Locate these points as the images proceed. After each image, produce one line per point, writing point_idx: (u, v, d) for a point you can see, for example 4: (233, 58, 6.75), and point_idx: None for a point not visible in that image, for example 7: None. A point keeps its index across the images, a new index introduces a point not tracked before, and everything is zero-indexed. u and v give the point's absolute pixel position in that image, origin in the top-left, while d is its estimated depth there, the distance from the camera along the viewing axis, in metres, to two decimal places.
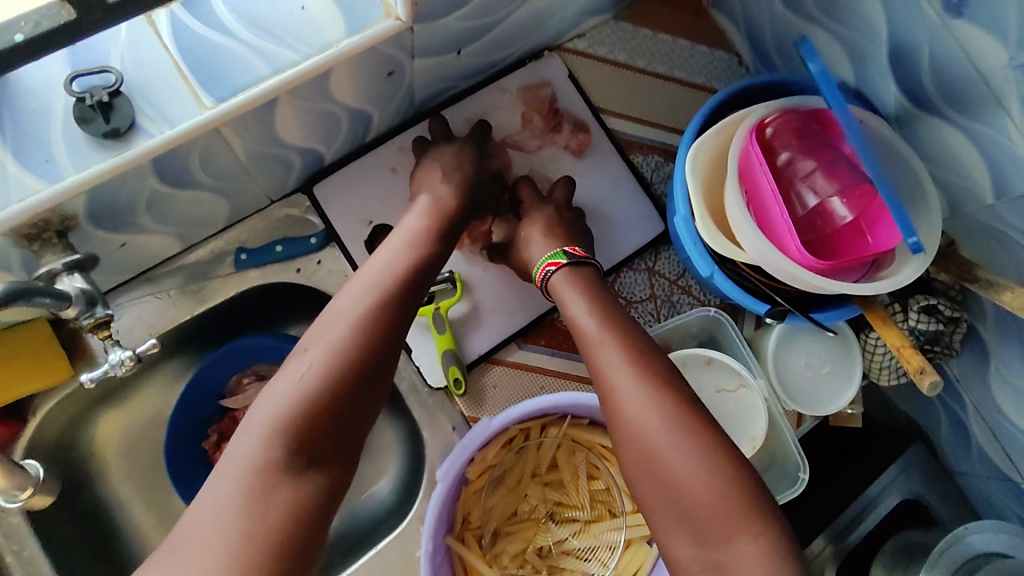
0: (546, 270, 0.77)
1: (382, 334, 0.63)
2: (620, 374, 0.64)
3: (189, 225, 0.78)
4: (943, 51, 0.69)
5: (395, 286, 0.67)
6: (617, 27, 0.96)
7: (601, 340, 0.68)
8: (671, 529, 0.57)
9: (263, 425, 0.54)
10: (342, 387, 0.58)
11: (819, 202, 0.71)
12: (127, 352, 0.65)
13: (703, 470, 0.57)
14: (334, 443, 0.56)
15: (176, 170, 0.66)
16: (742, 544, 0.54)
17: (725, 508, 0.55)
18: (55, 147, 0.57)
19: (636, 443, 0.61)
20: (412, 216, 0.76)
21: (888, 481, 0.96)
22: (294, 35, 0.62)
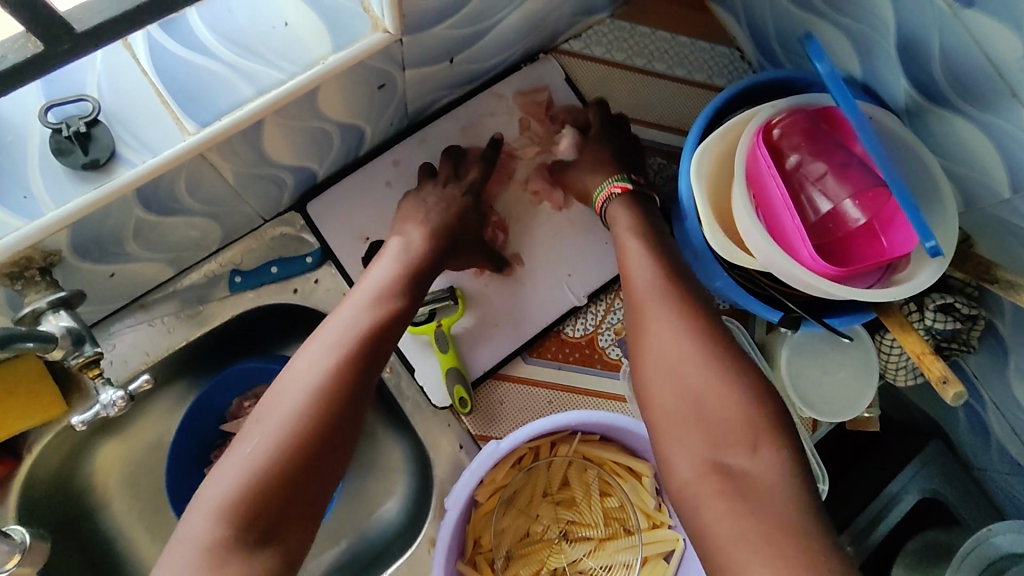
0: (612, 190, 0.80)
1: (343, 399, 0.61)
2: (659, 299, 0.67)
3: (180, 250, 0.76)
4: (954, 42, 0.66)
5: (359, 343, 0.65)
6: (615, 25, 0.93)
7: (648, 270, 0.71)
8: (688, 438, 0.59)
9: (211, 504, 0.54)
10: (299, 455, 0.57)
11: (832, 207, 0.68)
12: (119, 392, 0.63)
13: (725, 383, 0.60)
14: (289, 518, 0.55)
15: (162, 198, 0.63)
16: (766, 451, 0.56)
17: (746, 419, 0.58)
18: (32, 181, 0.55)
19: (659, 349, 0.64)
20: (383, 263, 0.74)
21: (908, 479, 0.92)
22: (278, 53, 0.59)
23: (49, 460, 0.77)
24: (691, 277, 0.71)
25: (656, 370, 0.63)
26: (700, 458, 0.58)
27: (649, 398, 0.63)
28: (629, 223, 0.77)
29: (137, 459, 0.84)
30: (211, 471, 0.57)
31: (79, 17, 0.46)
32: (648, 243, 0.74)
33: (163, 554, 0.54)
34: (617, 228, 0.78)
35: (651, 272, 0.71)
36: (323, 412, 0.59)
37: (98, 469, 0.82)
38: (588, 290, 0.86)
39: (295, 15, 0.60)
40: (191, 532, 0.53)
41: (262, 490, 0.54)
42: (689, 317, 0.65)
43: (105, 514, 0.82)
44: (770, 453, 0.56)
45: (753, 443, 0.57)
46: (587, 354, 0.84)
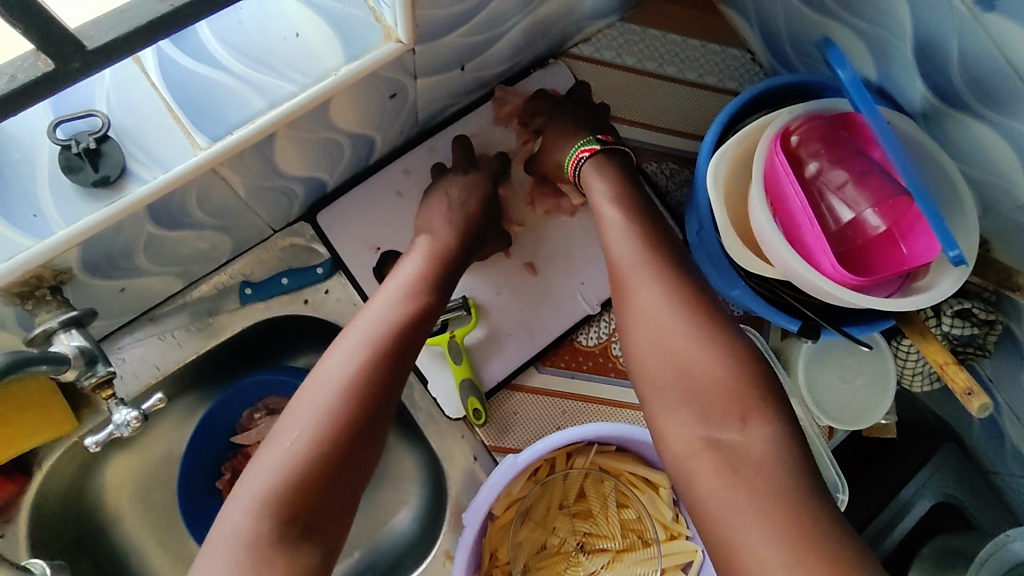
0: (580, 156, 0.78)
1: (375, 394, 0.61)
2: (640, 269, 0.67)
3: (190, 263, 0.75)
4: (973, 45, 0.65)
5: (391, 338, 0.65)
6: (624, 29, 0.91)
7: (636, 246, 0.69)
8: (677, 410, 0.59)
9: (250, 500, 0.54)
10: (334, 450, 0.57)
11: (854, 216, 0.67)
12: (132, 412, 0.62)
13: (711, 351, 0.60)
14: (327, 512, 0.56)
15: (173, 213, 0.62)
16: (756, 424, 0.56)
17: (734, 388, 0.58)
18: (42, 201, 0.54)
19: (646, 321, 0.64)
20: (411, 260, 0.74)
21: (922, 482, 0.93)
22: (289, 64, 0.58)
23: (60, 477, 0.76)
24: (681, 248, 0.71)
25: (649, 351, 0.63)
26: (692, 436, 0.58)
27: (638, 370, 0.63)
28: (607, 187, 0.76)
29: (149, 472, 0.84)
30: (245, 469, 0.57)
31: (89, 34, 0.45)
32: (632, 214, 0.73)
33: (201, 552, 0.54)
34: (591, 193, 0.77)
35: (636, 248, 0.69)
36: (356, 407, 0.60)
37: (109, 483, 0.81)
38: (601, 298, 0.85)
39: (306, 25, 0.59)
40: (228, 529, 0.53)
41: (302, 485, 0.55)
42: (676, 294, 0.64)
43: (118, 528, 0.82)
44: (760, 425, 0.56)
45: (742, 417, 0.57)
46: (601, 363, 0.84)
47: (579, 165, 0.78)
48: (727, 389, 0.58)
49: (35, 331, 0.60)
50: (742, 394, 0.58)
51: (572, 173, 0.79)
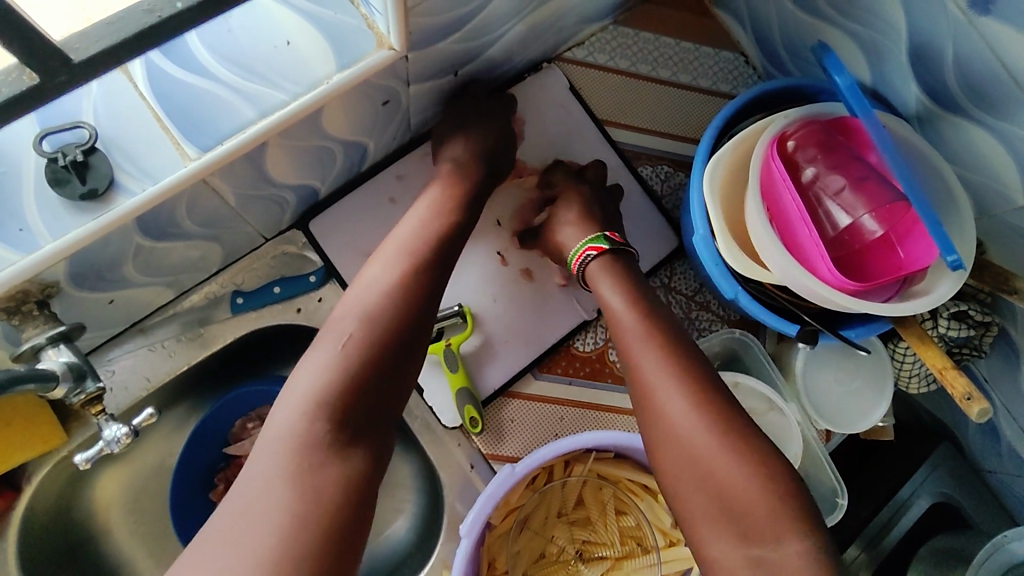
0: (586, 255, 0.76)
1: (413, 303, 0.63)
2: (668, 373, 0.64)
3: (181, 273, 0.73)
4: (968, 49, 0.65)
5: (423, 257, 0.67)
6: (617, 32, 0.91)
7: (678, 357, 0.66)
8: (717, 529, 0.57)
9: (297, 405, 0.55)
10: (379, 350, 0.59)
11: (851, 221, 0.67)
12: (122, 429, 0.61)
13: (746, 468, 0.58)
14: (373, 411, 0.57)
15: (162, 223, 0.61)
16: (790, 544, 0.55)
17: (770, 507, 0.56)
18: (28, 214, 0.53)
19: (676, 434, 0.61)
20: (435, 182, 0.75)
21: (919, 482, 0.93)
22: (281, 73, 0.58)
23: (48, 492, 0.74)
24: (693, 346, 0.68)
25: (682, 467, 0.61)
26: (735, 554, 0.56)
27: (673, 487, 0.61)
28: (621, 304, 0.72)
29: (138, 484, 0.82)
30: (286, 384, 0.57)
31: (77, 46, 0.44)
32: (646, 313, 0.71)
33: (251, 451, 0.54)
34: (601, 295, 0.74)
35: (659, 349, 0.67)
36: (395, 315, 0.62)
37: (97, 497, 0.79)
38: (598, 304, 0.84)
39: (297, 33, 0.59)
40: (274, 437, 0.53)
41: (347, 389, 0.56)
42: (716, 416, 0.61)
43: (109, 541, 0.80)
44: (793, 542, 0.55)
45: (776, 535, 0.55)
46: (598, 368, 0.83)
47: (584, 264, 0.76)
48: (760, 503, 0.57)
49: (22, 349, 0.58)
50: (775, 508, 0.56)
51: (576, 268, 0.78)
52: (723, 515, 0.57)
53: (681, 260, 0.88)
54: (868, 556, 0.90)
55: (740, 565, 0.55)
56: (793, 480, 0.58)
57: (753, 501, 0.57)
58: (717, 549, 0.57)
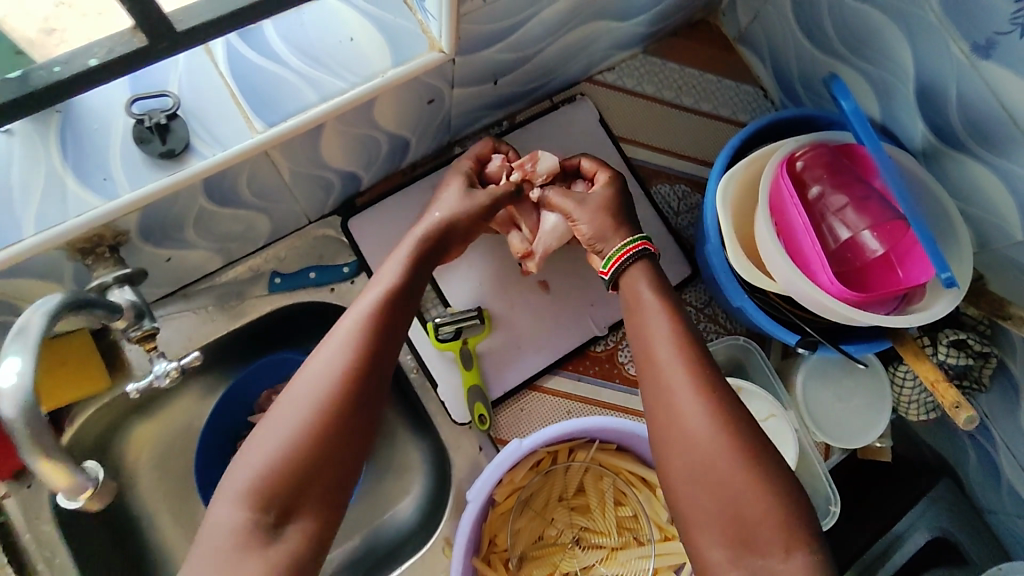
0: (642, 246, 0.73)
1: (372, 357, 0.62)
2: (679, 401, 0.62)
3: (231, 242, 0.79)
4: (970, 90, 0.70)
5: (390, 303, 0.66)
6: (646, 60, 0.98)
7: (696, 383, 0.63)
8: (712, 536, 0.57)
9: (270, 453, 0.55)
10: (329, 417, 0.57)
11: (851, 236, 0.71)
12: (171, 363, 0.64)
13: (758, 490, 0.57)
14: (313, 489, 0.56)
15: (225, 189, 0.67)
16: (792, 557, 0.54)
17: (774, 529, 0.55)
18: (113, 166, 0.60)
19: (690, 457, 0.60)
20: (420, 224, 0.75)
21: (916, 517, 0.93)
22: (343, 65, 0.65)
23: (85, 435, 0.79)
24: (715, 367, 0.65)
25: (694, 487, 0.59)
26: (735, 563, 0.55)
27: (685, 511, 0.59)
28: (639, 317, 0.69)
29: (168, 440, 0.87)
30: (253, 431, 0.57)
31: (181, 20, 0.53)
32: (658, 330, 0.67)
33: (194, 541, 0.54)
34: (634, 292, 0.72)
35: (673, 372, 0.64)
36: (352, 372, 0.60)
37: (129, 447, 0.84)
38: (609, 321, 0.87)
39: (360, 32, 0.66)
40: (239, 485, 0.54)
41: (322, 437, 0.56)
42: (720, 453, 0.59)
43: (133, 493, 0.84)
44: (800, 554, 0.54)
45: (784, 545, 0.54)
46: (607, 367, 0.87)
47: (636, 256, 0.73)
48: (770, 515, 0.56)
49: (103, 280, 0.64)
50: (780, 526, 0.55)
51: (613, 264, 0.74)
52: (732, 517, 0.56)
53: (694, 278, 0.92)
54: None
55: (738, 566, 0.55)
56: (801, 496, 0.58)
57: (761, 511, 0.56)
58: (718, 554, 0.56)
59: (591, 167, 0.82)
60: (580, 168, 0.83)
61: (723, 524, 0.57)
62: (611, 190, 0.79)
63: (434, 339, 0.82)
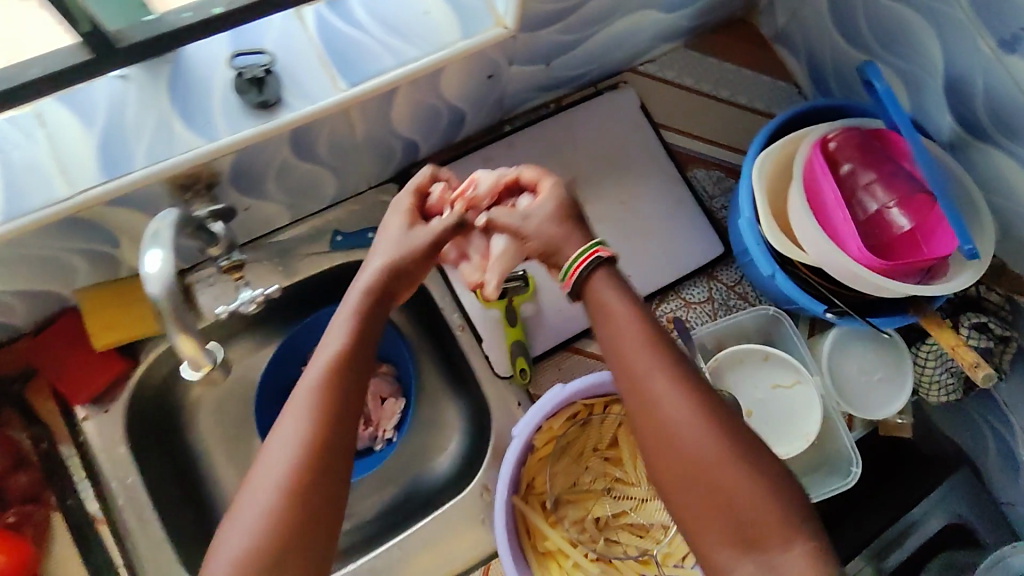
0: (596, 256, 0.68)
1: (342, 392, 0.60)
2: (662, 438, 0.59)
3: (300, 199, 0.86)
4: (997, 82, 0.75)
5: (356, 328, 0.65)
6: (686, 54, 1.04)
7: (676, 409, 0.59)
8: (719, 545, 0.56)
9: (257, 512, 0.54)
10: (313, 461, 0.56)
11: (879, 210, 0.77)
12: (258, 292, 0.68)
13: (756, 494, 0.56)
14: (310, 538, 0.54)
15: (306, 142, 0.74)
16: (799, 548, 0.54)
17: (778, 525, 0.54)
18: (213, 112, 0.66)
19: (685, 478, 0.58)
20: (386, 239, 0.73)
21: (931, 505, 0.95)
22: (418, 34, 0.72)
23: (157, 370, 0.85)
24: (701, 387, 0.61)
25: (692, 507, 0.57)
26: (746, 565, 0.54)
27: (691, 532, 0.57)
28: (608, 347, 0.65)
29: (228, 385, 0.93)
30: (235, 498, 0.56)
31: None
32: (629, 359, 0.63)
33: None
34: (600, 308, 0.66)
35: (653, 410, 0.60)
36: (324, 412, 0.59)
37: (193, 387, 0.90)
38: (644, 292, 0.93)
39: (434, 7, 0.73)
40: (230, 554, 0.52)
41: (306, 482, 0.55)
42: (711, 468, 0.57)
43: (193, 431, 0.90)
44: (803, 545, 0.54)
45: (787, 538, 0.54)
46: None
47: (590, 266, 0.68)
48: (768, 514, 0.55)
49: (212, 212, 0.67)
50: (782, 519, 0.55)
51: (570, 277, 0.69)
52: (734, 525, 0.55)
53: (726, 258, 0.96)
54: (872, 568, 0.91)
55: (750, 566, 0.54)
56: (793, 487, 0.57)
57: (763, 511, 0.55)
58: (726, 558, 0.55)
59: (533, 176, 0.77)
60: (522, 179, 0.78)
61: (726, 532, 0.56)
62: (558, 199, 0.73)
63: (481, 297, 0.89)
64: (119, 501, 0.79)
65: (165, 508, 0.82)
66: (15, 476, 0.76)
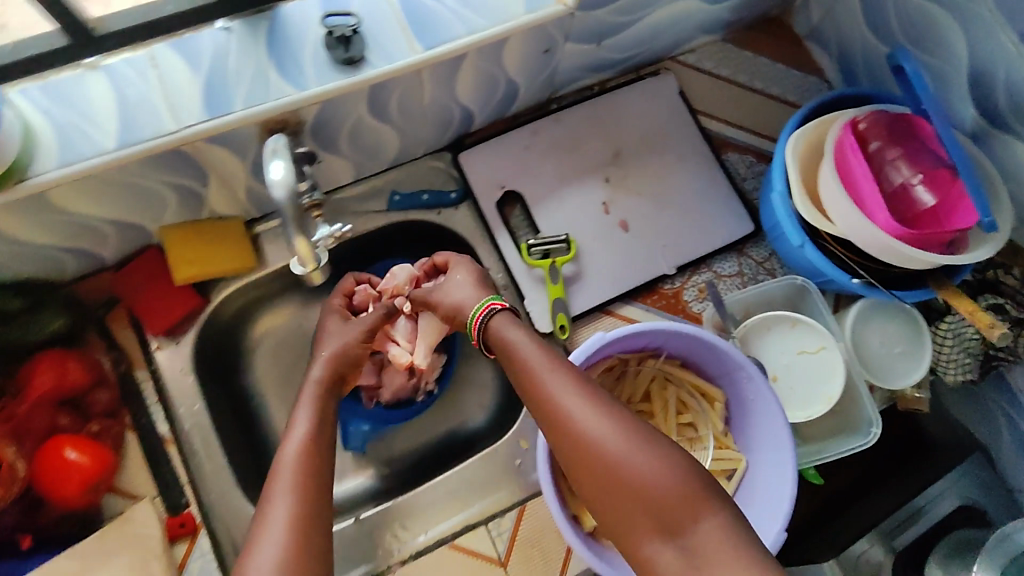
0: (490, 308, 0.82)
1: (323, 442, 0.76)
2: (573, 446, 0.67)
3: (364, 158, 0.93)
4: (1018, 74, 0.81)
5: (323, 394, 0.82)
6: (724, 47, 1.11)
7: (585, 423, 0.67)
8: (639, 530, 0.62)
9: (280, 532, 0.65)
10: (309, 492, 0.69)
11: (903, 184, 0.84)
12: (330, 230, 0.69)
13: (665, 478, 0.63)
14: (318, 547, 0.65)
15: (380, 100, 0.81)
16: (707, 520, 0.60)
17: (686, 502, 0.61)
18: (305, 64, 0.73)
19: (601, 477, 0.65)
20: (338, 321, 0.91)
21: (946, 485, 0.99)
22: (486, 5, 0.78)
23: (224, 310, 0.92)
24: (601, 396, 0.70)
25: (613, 504, 0.64)
26: (666, 547, 0.60)
27: (616, 525, 0.64)
28: (522, 381, 0.74)
29: (284, 332, 1.00)
30: (253, 530, 0.66)
31: None
32: (538, 387, 0.72)
33: None
34: (507, 345, 0.78)
35: (566, 422, 0.68)
36: (312, 456, 0.73)
37: (253, 330, 0.97)
38: (678, 262, 0.99)
39: None
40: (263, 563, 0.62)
41: (309, 507, 0.68)
42: (623, 465, 0.64)
43: (250, 371, 0.97)
44: (710, 516, 0.60)
45: (695, 513, 0.60)
46: (672, 303, 0.98)
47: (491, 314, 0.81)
48: (680, 493, 0.62)
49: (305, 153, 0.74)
50: (690, 495, 0.62)
51: (476, 328, 0.82)
52: (652, 512, 0.62)
53: (756, 235, 1.02)
54: (885, 543, 0.96)
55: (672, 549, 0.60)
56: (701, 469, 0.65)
57: (672, 494, 0.62)
58: (650, 546, 0.61)
59: (443, 258, 0.93)
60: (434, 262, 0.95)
61: (645, 521, 0.62)
62: (466, 270, 0.89)
63: (526, 257, 0.95)
64: (186, 425, 0.85)
65: (226, 436, 0.89)
66: (96, 392, 0.82)
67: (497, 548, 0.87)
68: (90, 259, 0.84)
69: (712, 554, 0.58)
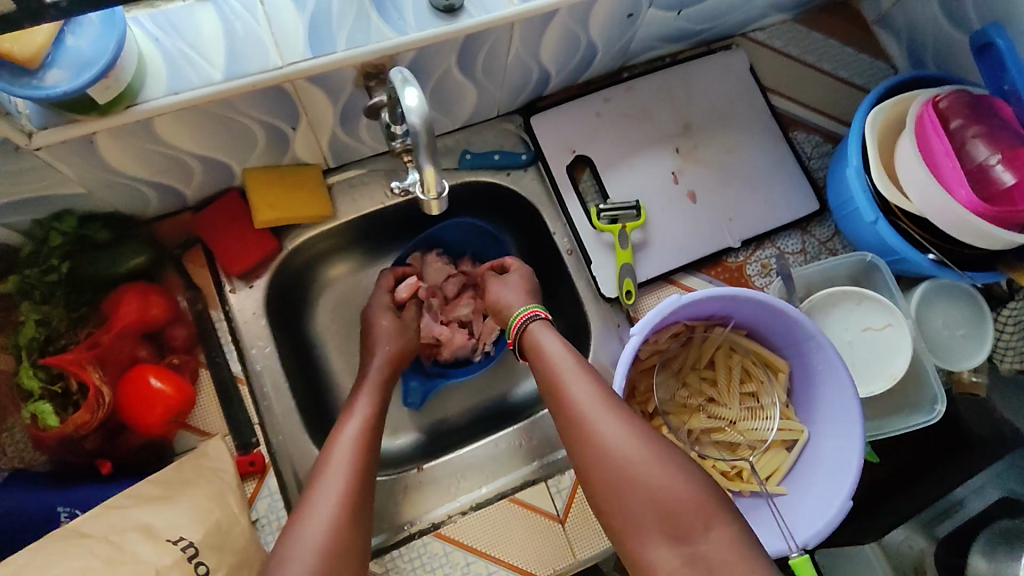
0: (530, 316, 0.88)
1: (371, 431, 0.80)
2: (595, 451, 0.70)
3: (441, 115, 0.94)
4: None
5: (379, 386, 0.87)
6: (794, 27, 1.11)
7: (611, 429, 0.71)
8: (651, 535, 0.65)
9: (332, 502, 0.69)
10: (355, 472, 0.73)
11: (982, 163, 0.84)
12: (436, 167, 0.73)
13: (683, 488, 0.66)
14: (350, 524, 0.69)
15: (468, 53, 0.81)
16: (717, 531, 0.64)
17: (701, 512, 0.65)
18: (406, 9, 0.73)
19: (619, 483, 0.68)
20: (388, 316, 0.94)
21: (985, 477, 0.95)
22: None
23: (295, 257, 0.94)
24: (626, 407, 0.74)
25: (628, 509, 0.67)
26: (676, 553, 0.64)
27: (627, 530, 0.67)
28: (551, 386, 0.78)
29: (350, 284, 1.01)
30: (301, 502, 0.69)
31: None
32: (566, 393, 0.76)
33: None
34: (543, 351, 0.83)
35: (589, 425, 0.72)
36: (363, 443, 0.77)
37: (319, 280, 0.99)
38: (743, 236, 0.99)
39: None
40: (310, 534, 0.66)
41: (354, 485, 0.72)
42: (644, 472, 0.67)
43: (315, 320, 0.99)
44: (722, 528, 0.64)
45: (706, 522, 0.64)
46: (735, 277, 1.00)
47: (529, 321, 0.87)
48: (696, 503, 0.65)
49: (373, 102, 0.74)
50: (704, 507, 0.65)
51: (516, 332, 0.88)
52: (664, 517, 0.65)
53: (821, 214, 1.02)
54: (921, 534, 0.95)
55: (682, 556, 0.63)
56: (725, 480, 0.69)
57: (688, 501, 0.65)
58: (659, 550, 0.65)
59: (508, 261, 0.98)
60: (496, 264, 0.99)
61: (656, 526, 0.65)
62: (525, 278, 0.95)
63: (595, 222, 0.96)
64: (257, 366, 0.87)
65: (294, 380, 0.90)
66: (174, 327, 0.84)
67: (555, 505, 0.88)
68: (174, 196, 0.85)
69: (721, 557, 0.62)
